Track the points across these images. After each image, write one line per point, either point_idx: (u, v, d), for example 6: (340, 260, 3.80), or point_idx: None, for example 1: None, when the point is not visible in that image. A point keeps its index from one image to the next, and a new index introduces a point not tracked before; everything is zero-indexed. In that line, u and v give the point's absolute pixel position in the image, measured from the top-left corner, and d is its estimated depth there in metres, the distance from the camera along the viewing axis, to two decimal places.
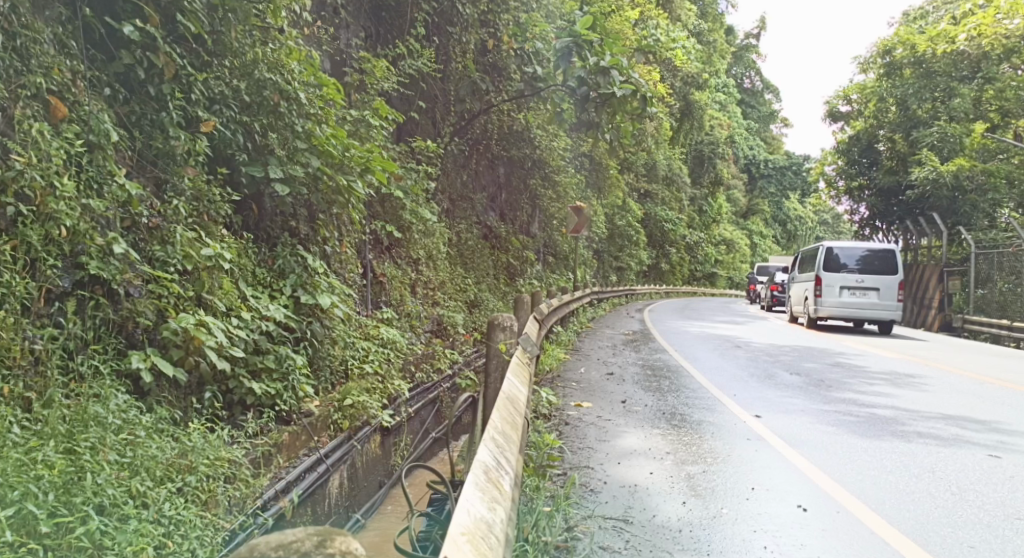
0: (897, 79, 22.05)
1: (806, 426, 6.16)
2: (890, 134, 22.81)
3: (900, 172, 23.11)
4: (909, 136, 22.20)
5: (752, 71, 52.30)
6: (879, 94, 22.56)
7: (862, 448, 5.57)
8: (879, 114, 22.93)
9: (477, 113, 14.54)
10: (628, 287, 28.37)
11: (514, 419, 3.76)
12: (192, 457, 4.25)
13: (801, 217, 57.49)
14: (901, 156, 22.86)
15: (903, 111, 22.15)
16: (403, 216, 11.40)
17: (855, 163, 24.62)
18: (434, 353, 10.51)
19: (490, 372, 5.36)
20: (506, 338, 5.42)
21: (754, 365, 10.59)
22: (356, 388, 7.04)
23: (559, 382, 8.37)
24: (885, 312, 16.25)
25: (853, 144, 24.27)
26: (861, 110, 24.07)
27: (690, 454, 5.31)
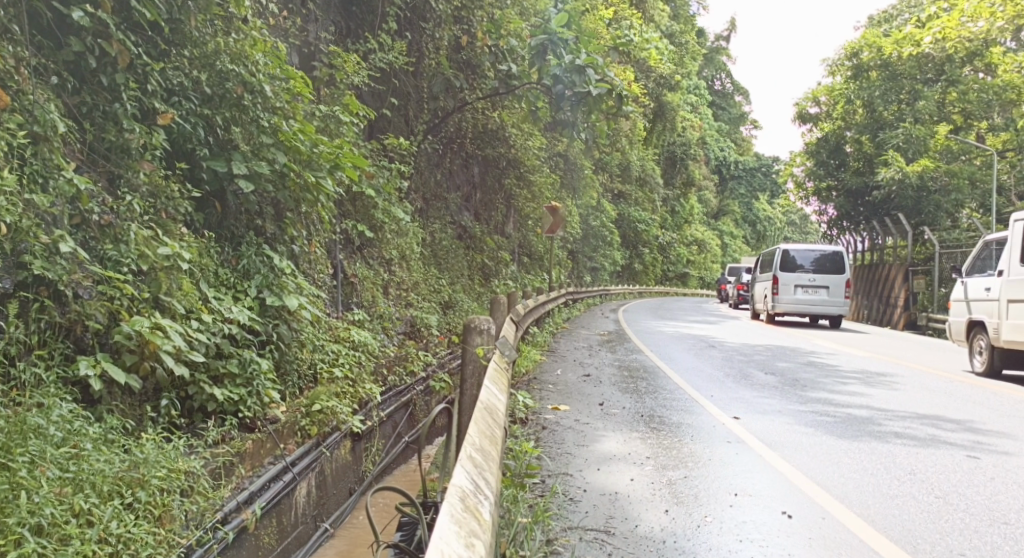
0: (864, 81, 22.02)
1: (788, 429, 5.98)
2: (858, 136, 22.93)
3: (867, 173, 23.24)
4: (876, 137, 22.29)
5: (723, 72, 52.59)
6: (846, 96, 22.59)
7: (845, 450, 5.41)
8: (847, 116, 23.07)
9: (450, 111, 14.31)
10: (603, 288, 28.28)
11: (492, 432, 3.47)
12: (144, 469, 3.94)
13: (772, 217, 57.91)
14: (867, 157, 23.03)
15: (870, 113, 22.25)
16: (375, 215, 11.14)
17: (822, 164, 24.50)
18: (408, 356, 10.23)
19: (467, 379, 5.12)
20: (483, 342, 5.18)
21: (731, 365, 10.45)
22: (325, 394, 6.77)
23: (535, 384, 8.15)
24: (834, 307, 18.41)
25: (821, 146, 24.27)
26: (830, 111, 24.13)
27: (671, 459, 5.11)
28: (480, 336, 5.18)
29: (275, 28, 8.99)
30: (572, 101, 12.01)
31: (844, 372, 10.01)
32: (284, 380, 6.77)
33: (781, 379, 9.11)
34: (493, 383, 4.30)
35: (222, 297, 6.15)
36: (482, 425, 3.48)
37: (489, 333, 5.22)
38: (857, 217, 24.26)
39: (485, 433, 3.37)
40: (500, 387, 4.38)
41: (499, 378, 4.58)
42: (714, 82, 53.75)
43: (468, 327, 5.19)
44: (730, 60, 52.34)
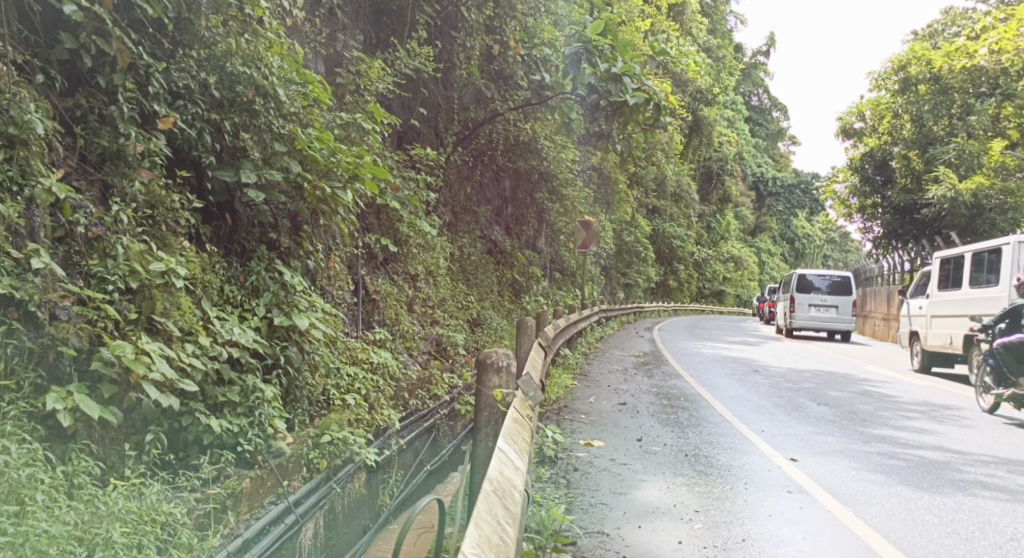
0: (913, 95, 21.18)
1: (852, 479, 5.32)
2: (905, 152, 22.15)
3: (915, 191, 22.71)
4: (925, 152, 21.57)
5: (762, 88, 51.87)
6: (893, 110, 21.85)
7: (924, 507, 4.77)
8: (894, 131, 22.32)
9: (481, 122, 13.80)
10: (636, 305, 27.62)
11: (504, 538, 2.86)
12: (102, 527, 3.47)
13: (812, 235, 56.74)
14: (915, 174, 22.36)
15: (919, 128, 21.46)
16: (399, 229, 10.68)
17: (868, 182, 23.97)
18: (430, 378, 9.70)
19: (480, 426, 4.52)
20: (501, 383, 4.58)
21: (779, 395, 9.77)
22: (337, 422, 6.28)
23: (566, 414, 7.57)
24: (845, 325, 19.53)
25: (867, 161, 23.67)
26: (876, 125, 23.38)
27: (723, 514, 4.48)
28: (498, 375, 4.57)
29: (294, 31, 8.53)
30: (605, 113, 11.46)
31: (902, 404, 9.29)
32: (292, 408, 6.27)
33: (832, 413, 8.44)
34: (510, 440, 3.70)
35: (228, 319, 5.67)
36: (490, 514, 2.89)
37: (508, 371, 4.61)
38: (904, 236, 23.79)
39: (491, 536, 2.78)
40: (521, 448, 3.79)
41: (520, 432, 3.99)
42: (750, 97, 52.94)
43: (483, 362, 4.58)
44: (768, 75, 51.49)
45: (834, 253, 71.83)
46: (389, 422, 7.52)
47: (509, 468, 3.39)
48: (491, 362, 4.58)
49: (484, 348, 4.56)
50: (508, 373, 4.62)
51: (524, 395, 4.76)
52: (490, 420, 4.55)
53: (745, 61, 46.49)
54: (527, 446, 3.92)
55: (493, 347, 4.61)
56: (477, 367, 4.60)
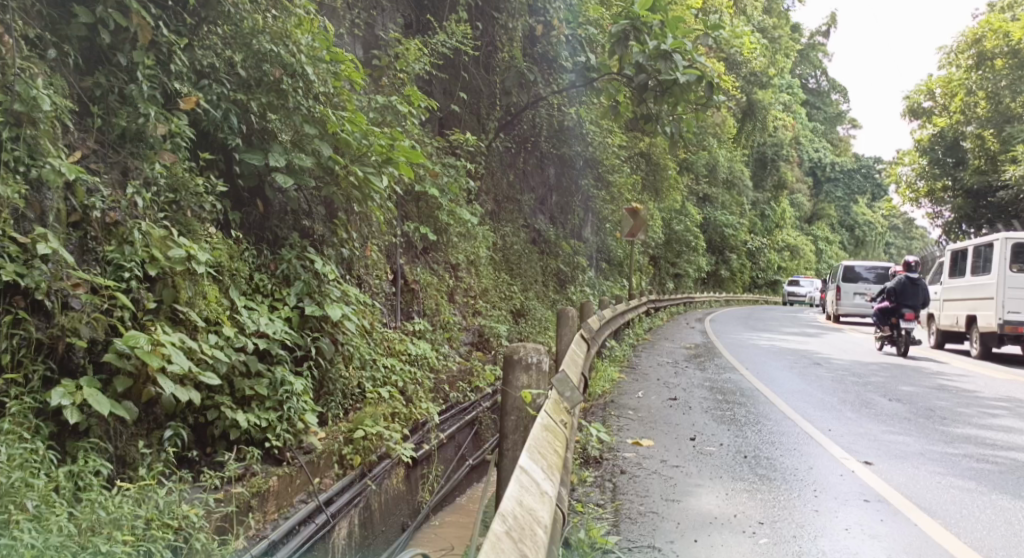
0: (988, 71, 20.31)
1: (928, 501, 4.85)
2: (979, 131, 21.26)
3: (990, 172, 21.66)
4: (1002, 131, 20.51)
5: (818, 71, 50.57)
6: (967, 87, 21.08)
7: (1002, 532, 4.38)
8: (966, 109, 21.48)
9: (524, 107, 13.45)
10: (686, 295, 27.03)
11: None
12: (99, 538, 3.29)
13: (869, 222, 55.15)
14: (991, 155, 21.34)
15: (995, 105, 20.51)
16: (439, 217, 10.41)
17: (938, 164, 23.34)
18: (472, 369, 9.43)
19: (508, 433, 4.25)
20: (531, 382, 4.24)
21: (841, 390, 9.25)
22: (370, 418, 6.01)
23: (613, 410, 7.20)
24: None
25: (936, 143, 22.98)
26: (947, 103, 22.59)
27: (781, 537, 4.19)
28: (527, 375, 4.22)
29: (330, 11, 8.26)
30: (658, 92, 10.98)
31: (978, 403, 8.70)
32: (324, 403, 5.99)
33: (901, 411, 7.92)
34: (534, 456, 3.31)
35: (256, 308, 5.41)
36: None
37: (539, 369, 4.25)
38: (976, 220, 22.81)
39: None
40: (551, 464, 3.41)
41: (550, 442, 3.61)
42: (806, 80, 51.58)
43: (509, 360, 4.25)
44: (824, 58, 50.07)
45: (894, 241, 69.80)
46: (428, 417, 7.25)
47: (535, 495, 3.02)
48: (516, 359, 4.25)
49: (509, 346, 4.24)
50: (539, 372, 4.26)
51: (559, 396, 4.32)
52: (518, 425, 4.23)
53: (801, 43, 45.20)
54: (558, 457, 3.55)
55: (517, 341, 4.28)
56: (502, 366, 4.28)
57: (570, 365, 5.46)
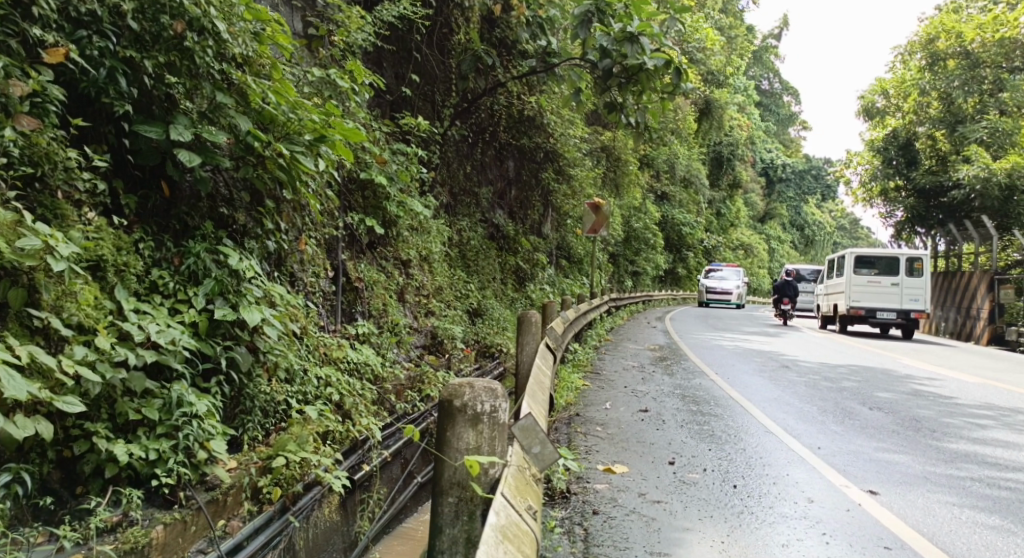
0: (941, 71, 20.05)
1: (959, 548, 4.02)
2: (931, 132, 20.95)
3: (941, 172, 21.51)
4: (953, 132, 20.35)
5: (772, 72, 50.67)
6: (921, 86, 20.60)
7: None
8: (918, 110, 21.14)
9: (482, 93, 12.53)
10: (647, 294, 26.26)
11: None
12: None
13: (821, 222, 55.35)
14: (941, 155, 21.37)
15: (947, 105, 20.40)
16: (386, 208, 9.43)
17: (890, 163, 22.48)
18: (423, 377, 8.56)
19: (447, 520, 3.39)
20: (479, 440, 3.40)
21: (820, 398, 8.56)
22: (295, 440, 5.08)
23: (578, 426, 6.35)
24: None
25: (888, 143, 22.37)
26: (898, 104, 22.31)
27: None
28: (476, 434, 3.38)
29: None
30: (621, 78, 10.15)
31: (967, 412, 8.10)
32: (238, 424, 5.02)
33: (886, 426, 7.23)
34: None
35: (152, 313, 4.42)
36: None
37: (493, 421, 3.41)
38: (928, 221, 22.25)
39: None
40: None
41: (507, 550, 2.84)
42: (760, 81, 51.61)
43: (450, 411, 3.40)
44: (777, 59, 50.08)
45: (843, 242, 70.35)
46: (370, 434, 6.34)
47: None
48: (462, 411, 3.38)
49: (455, 393, 3.36)
50: (495, 425, 3.41)
51: (524, 451, 3.64)
52: (459, 510, 3.39)
53: (756, 43, 44.99)
54: None
55: (462, 382, 3.39)
56: (442, 418, 3.41)
57: (533, 398, 4.59)
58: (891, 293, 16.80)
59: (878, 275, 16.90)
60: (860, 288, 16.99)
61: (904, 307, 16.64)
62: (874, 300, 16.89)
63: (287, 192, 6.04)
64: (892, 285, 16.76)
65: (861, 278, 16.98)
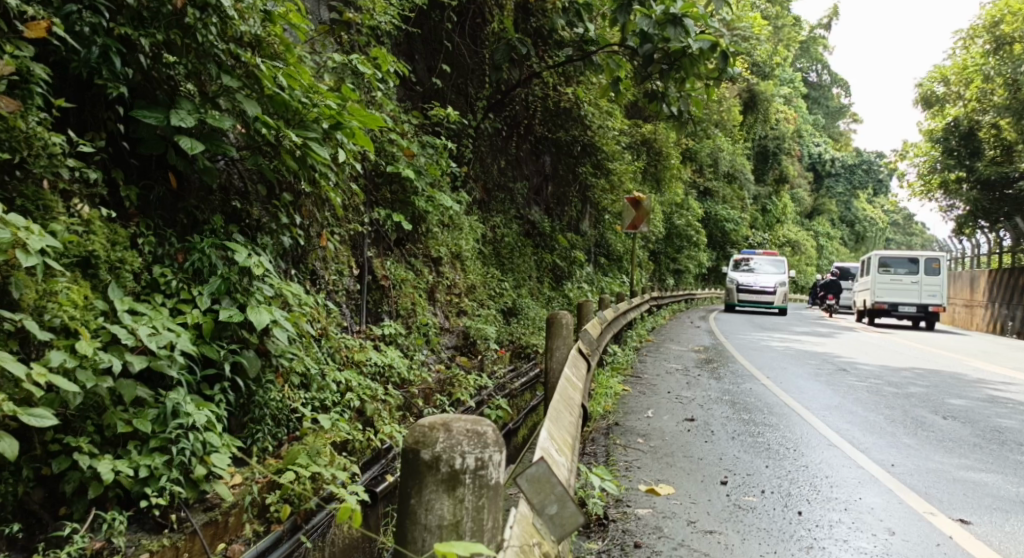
0: (1005, 57, 18.76)
1: None
2: (997, 120, 19.80)
3: (1006, 163, 20.69)
4: (1019, 121, 18.81)
5: (818, 65, 49.49)
6: (983, 73, 19.57)
7: None
8: (981, 98, 20.14)
9: (516, 85, 12.02)
10: (688, 292, 25.59)
11: None
12: None
13: (869, 218, 53.88)
14: (1007, 145, 20.43)
15: (1014, 91, 18.89)
16: (414, 205, 8.99)
17: (952, 154, 21.72)
18: (453, 380, 8.16)
19: None
20: (457, 515, 2.75)
21: (883, 406, 7.94)
22: (305, 452, 4.65)
23: (618, 437, 5.90)
24: None
25: (949, 133, 21.59)
26: (960, 92, 21.34)
27: None
28: (454, 502, 2.75)
29: None
30: (663, 64, 9.57)
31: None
32: (247, 434, 4.62)
33: (955, 441, 6.62)
34: None
35: (148, 314, 4.01)
36: None
37: (477, 484, 2.77)
38: (993, 213, 21.60)
39: None
40: None
41: None
42: (806, 74, 50.39)
43: (421, 472, 2.76)
44: (825, 51, 48.78)
45: (892, 238, 68.54)
46: (392, 441, 5.98)
47: None
48: (433, 466, 2.74)
49: (422, 446, 2.72)
50: (479, 489, 2.77)
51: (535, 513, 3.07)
52: None
53: (802, 35, 43.89)
54: None
55: (436, 428, 2.73)
56: (411, 477, 2.77)
57: (556, 423, 3.98)
58: (911, 289, 19.97)
59: (900, 274, 20.04)
60: (885, 285, 20.10)
61: (923, 301, 19.86)
62: (897, 295, 19.99)
63: (305, 182, 5.64)
64: (913, 282, 19.93)
65: (887, 277, 20.10)
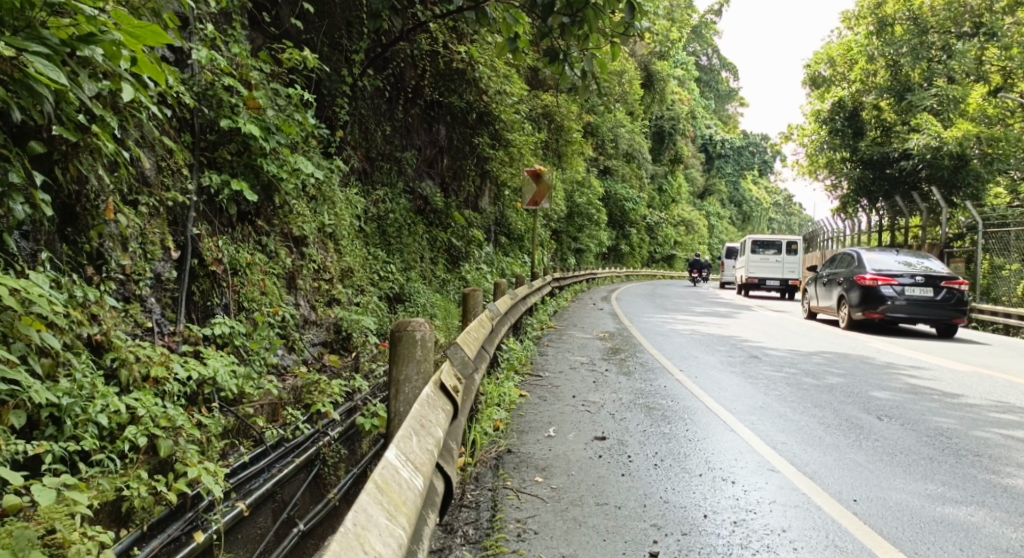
0: (888, 37, 17.67)
1: None
2: (876, 101, 18.58)
3: (887, 143, 18.89)
4: (900, 101, 17.95)
5: (710, 48, 49.42)
6: (867, 53, 18.02)
7: None
8: (865, 77, 18.48)
9: (397, 37, 10.25)
10: (590, 273, 24.48)
11: None
12: None
13: (759, 199, 54.33)
14: (887, 126, 18.91)
15: (895, 73, 17.83)
16: (261, 172, 7.18)
17: (838, 133, 19.73)
18: (307, 387, 6.38)
19: None
20: None
21: (809, 405, 6.61)
22: (17, 541, 3.17)
23: (511, 477, 4.42)
24: None
25: (835, 112, 19.60)
26: (846, 73, 19.60)
27: None
28: None
29: None
30: (564, 16, 7.71)
31: (993, 426, 6.06)
32: None
33: (914, 450, 5.28)
34: None
35: None
36: None
37: None
38: (874, 193, 19.41)
39: None
40: None
41: None
42: (700, 57, 50.11)
43: None
44: (717, 35, 48.65)
45: (779, 218, 69.81)
46: (203, 490, 4.35)
47: None
48: None
49: None
50: None
51: None
52: None
53: (696, 19, 43.47)
54: None
55: None
56: None
57: None
58: (775, 267, 21.12)
59: (768, 254, 21.17)
60: (755, 263, 21.22)
61: (785, 277, 21.04)
62: (764, 271, 21.13)
63: (31, 115, 3.94)
64: (777, 260, 21.05)
65: (757, 258, 21.15)
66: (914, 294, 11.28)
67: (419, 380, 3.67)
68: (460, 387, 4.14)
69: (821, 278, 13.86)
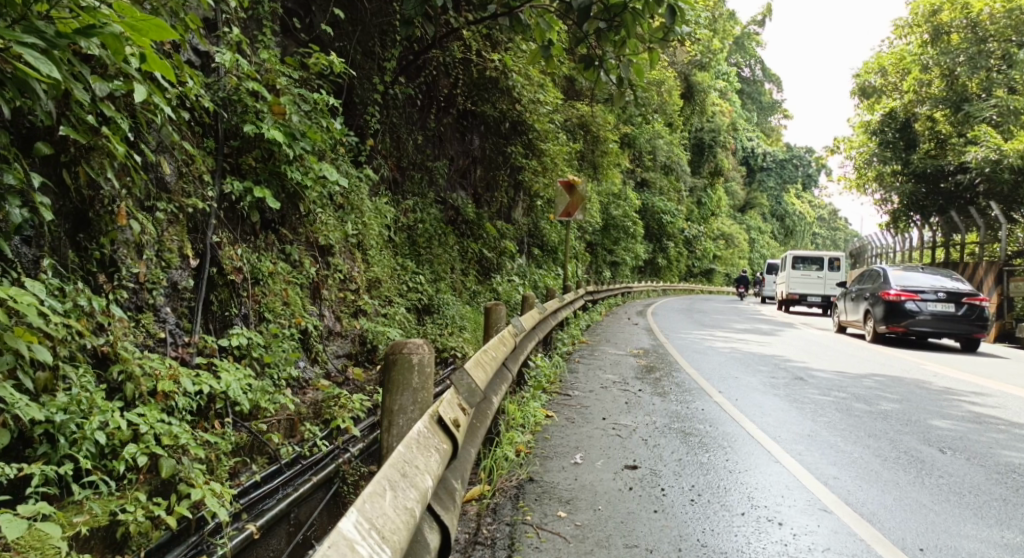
0: (943, 46, 17.09)
1: None
2: (930, 112, 17.86)
3: (941, 156, 18.26)
4: (957, 112, 17.29)
5: (751, 60, 48.73)
6: (922, 63, 17.60)
7: None
8: (918, 88, 17.97)
9: (431, 44, 10.02)
10: (626, 287, 24.07)
11: None
12: None
13: (800, 213, 53.33)
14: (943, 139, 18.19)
15: (951, 83, 17.32)
16: (285, 178, 6.97)
17: (888, 143, 19.31)
18: (327, 402, 6.12)
19: None
20: None
21: (862, 434, 6.20)
22: None
23: (536, 511, 4.13)
24: None
25: (885, 125, 19.26)
26: (898, 83, 19.09)
27: None
28: None
29: None
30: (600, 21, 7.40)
31: None
32: None
33: (985, 491, 4.86)
34: None
35: None
36: None
37: None
38: (927, 208, 19.03)
39: None
40: None
41: None
42: (742, 70, 49.49)
43: None
44: (760, 47, 48.01)
45: (821, 232, 68.49)
46: (209, 515, 4.15)
47: None
48: None
49: None
50: None
51: None
52: None
53: (738, 31, 42.92)
54: None
55: None
56: None
57: None
58: (818, 282, 20.51)
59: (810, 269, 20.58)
60: (796, 279, 20.62)
61: (828, 292, 20.44)
62: (806, 287, 20.52)
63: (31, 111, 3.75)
64: (819, 275, 20.50)
65: (798, 273, 20.57)
66: (937, 309, 10.81)
67: (414, 411, 3.43)
68: (467, 416, 3.89)
69: (849, 294, 13.37)
